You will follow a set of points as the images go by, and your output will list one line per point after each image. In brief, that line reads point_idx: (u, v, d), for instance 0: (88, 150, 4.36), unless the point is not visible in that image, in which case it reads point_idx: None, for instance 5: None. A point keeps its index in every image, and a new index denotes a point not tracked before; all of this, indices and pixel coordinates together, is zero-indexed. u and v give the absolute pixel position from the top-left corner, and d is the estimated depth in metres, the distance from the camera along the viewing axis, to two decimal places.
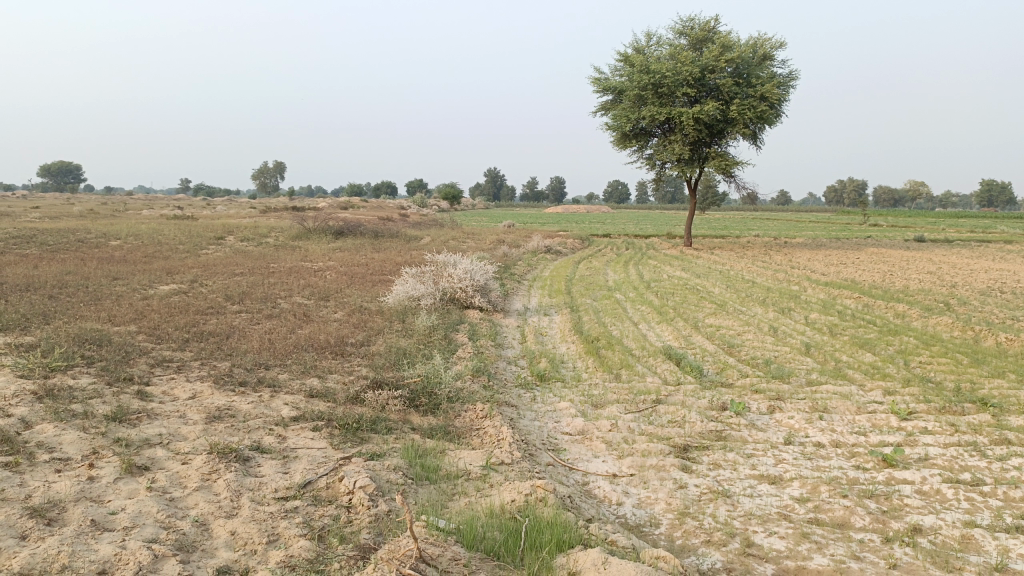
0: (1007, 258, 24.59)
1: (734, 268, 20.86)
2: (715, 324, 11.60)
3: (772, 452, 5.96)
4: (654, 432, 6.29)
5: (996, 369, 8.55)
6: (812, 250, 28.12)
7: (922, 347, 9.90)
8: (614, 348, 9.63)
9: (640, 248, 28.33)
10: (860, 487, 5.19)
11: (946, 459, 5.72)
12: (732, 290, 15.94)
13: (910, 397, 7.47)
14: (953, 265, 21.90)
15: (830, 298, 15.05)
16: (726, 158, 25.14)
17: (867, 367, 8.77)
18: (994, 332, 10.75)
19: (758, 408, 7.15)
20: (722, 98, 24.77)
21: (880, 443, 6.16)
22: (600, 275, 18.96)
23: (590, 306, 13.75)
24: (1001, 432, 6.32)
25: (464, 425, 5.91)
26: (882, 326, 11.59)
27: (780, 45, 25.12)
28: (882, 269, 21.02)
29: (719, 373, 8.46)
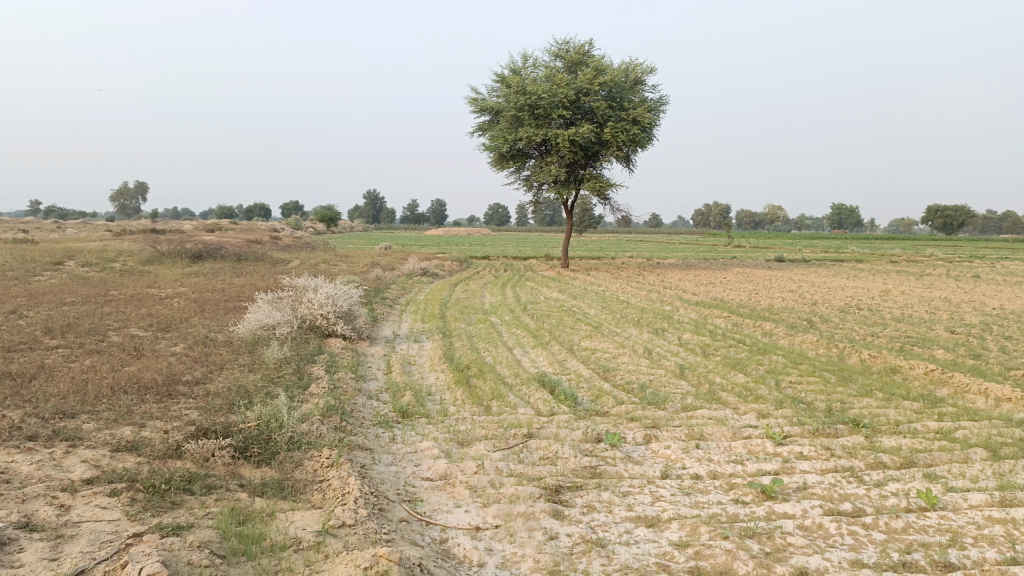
0: (860, 276, 26.16)
1: (609, 289, 20.92)
2: (591, 347, 11.25)
3: (649, 488, 5.53)
4: (524, 473, 5.71)
5: (862, 388, 8.60)
6: (683, 271, 28.88)
7: (790, 366, 9.93)
8: (485, 377, 9.04)
9: (517, 270, 28.08)
10: (740, 526, 4.80)
11: (824, 488, 5.49)
12: (607, 311, 15.81)
13: (784, 420, 7.30)
14: (812, 284, 22.97)
15: (701, 317, 15.19)
16: (600, 181, 25.39)
17: (740, 389, 8.62)
18: (856, 349, 11.01)
19: (633, 438, 6.75)
20: (596, 121, 25.08)
21: (758, 472, 5.88)
22: (476, 298, 18.43)
23: (464, 330, 13.14)
24: (876, 454, 6.20)
25: (304, 478, 5.11)
26: (751, 345, 11.65)
27: (650, 71, 25.84)
28: (748, 288, 21.69)
29: (594, 401, 8.02)
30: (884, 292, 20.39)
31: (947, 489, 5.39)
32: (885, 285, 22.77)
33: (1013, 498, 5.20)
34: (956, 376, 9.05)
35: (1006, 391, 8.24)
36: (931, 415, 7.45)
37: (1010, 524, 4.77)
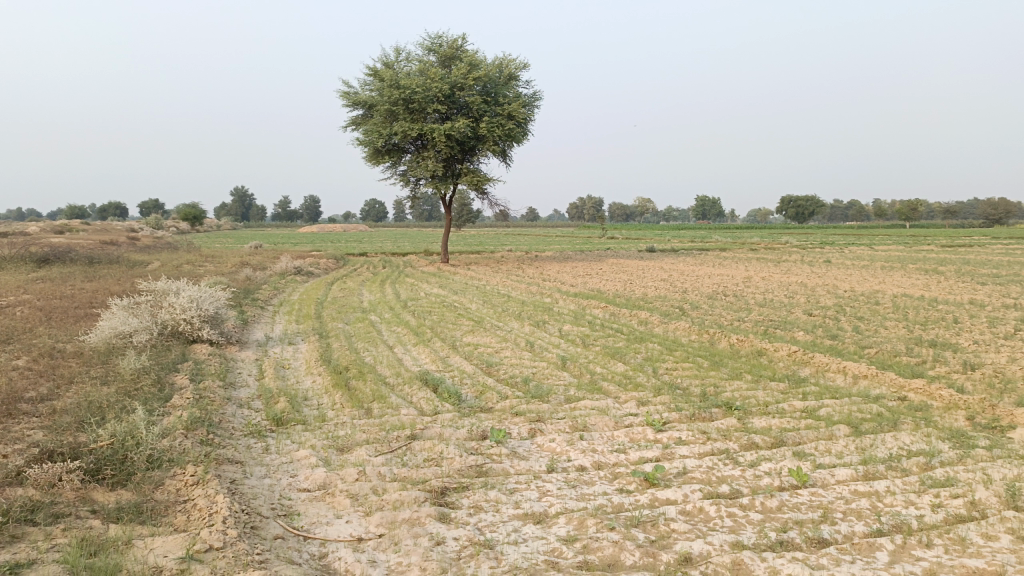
0: (725, 264, 27.58)
1: (490, 283, 20.94)
2: (473, 343, 11.15)
3: (536, 483, 5.49)
4: (408, 476, 5.51)
5: (733, 371, 8.99)
6: (560, 263, 29.41)
7: (666, 353, 10.24)
8: (365, 378, 8.74)
9: (396, 266, 27.59)
10: (626, 515, 4.84)
11: (703, 472, 5.66)
12: (489, 306, 15.79)
13: (662, 406, 7.49)
14: (681, 273, 23.98)
15: (580, 308, 15.46)
16: (478, 175, 25.36)
17: (620, 378, 8.79)
18: (725, 334, 11.52)
19: (518, 433, 6.70)
20: (471, 116, 25.02)
21: (640, 460, 5.98)
22: (354, 297, 17.91)
23: (342, 330, 12.70)
24: (748, 436, 6.47)
25: (167, 499, 4.69)
26: (629, 334, 11.94)
27: (523, 67, 26.10)
28: (623, 279, 22.34)
29: (478, 397, 7.91)
30: (748, 278, 21.58)
31: (815, 465, 5.70)
32: (748, 272, 24.11)
33: (874, 472, 5.56)
34: (816, 356, 9.65)
35: (860, 369, 8.86)
36: (796, 395, 7.88)
37: (873, 497, 5.09)
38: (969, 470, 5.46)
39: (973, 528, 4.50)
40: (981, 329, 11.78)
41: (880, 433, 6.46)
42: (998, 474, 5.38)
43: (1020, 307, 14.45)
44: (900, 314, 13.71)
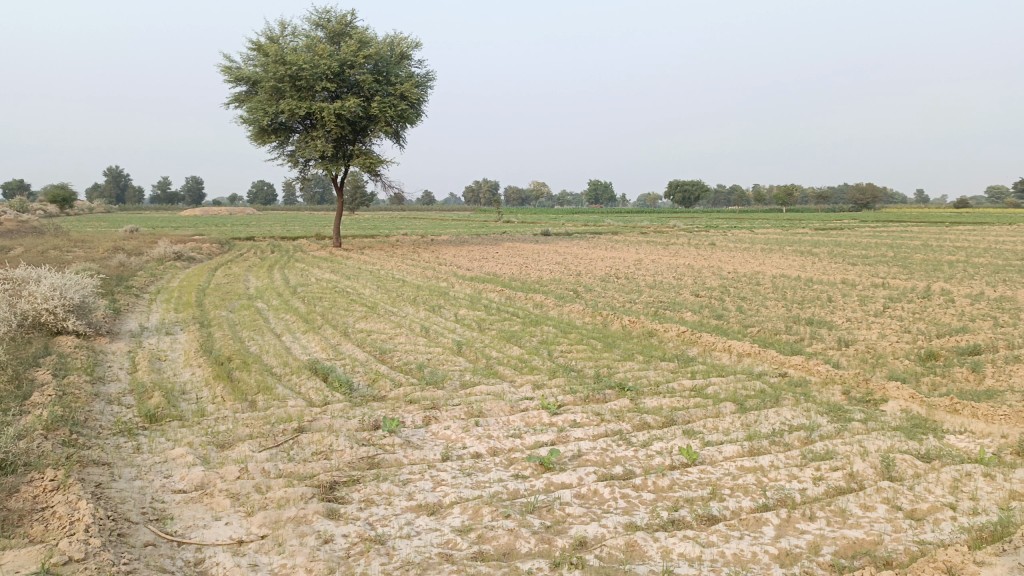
0: (617, 247, 28.21)
1: (384, 267, 20.51)
2: (366, 329, 10.83)
3: (430, 473, 5.34)
4: (294, 472, 5.24)
5: (626, 352, 9.15)
6: (456, 247, 29.22)
7: (561, 335, 10.30)
8: (249, 368, 8.30)
9: (285, 251, 26.58)
10: (521, 502, 4.77)
11: (597, 454, 5.69)
12: (382, 290, 15.43)
13: (557, 389, 7.50)
14: (575, 256, 24.32)
15: (476, 292, 15.36)
16: (370, 157, 24.72)
17: (516, 362, 8.74)
18: (618, 316, 11.72)
19: (412, 421, 6.52)
20: (362, 95, 24.34)
21: (535, 445, 5.94)
22: (240, 283, 17.08)
23: (225, 318, 12.05)
24: (641, 416, 6.57)
25: (20, 508, 4.23)
26: (524, 317, 11.94)
27: (415, 46, 25.63)
28: (518, 262, 22.43)
29: (370, 386, 7.68)
30: (638, 261, 22.15)
31: (704, 443, 5.84)
32: (638, 254, 24.77)
33: (759, 447, 5.77)
34: (704, 336, 9.97)
35: (744, 347, 9.21)
36: (685, 373, 8.10)
37: (759, 472, 5.27)
38: (846, 443, 5.74)
39: (851, 499, 4.71)
40: (851, 307, 12.55)
41: (763, 409, 6.71)
42: (872, 445, 5.68)
43: (884, 286, 15.52)
44: (779, 293, 14.42)
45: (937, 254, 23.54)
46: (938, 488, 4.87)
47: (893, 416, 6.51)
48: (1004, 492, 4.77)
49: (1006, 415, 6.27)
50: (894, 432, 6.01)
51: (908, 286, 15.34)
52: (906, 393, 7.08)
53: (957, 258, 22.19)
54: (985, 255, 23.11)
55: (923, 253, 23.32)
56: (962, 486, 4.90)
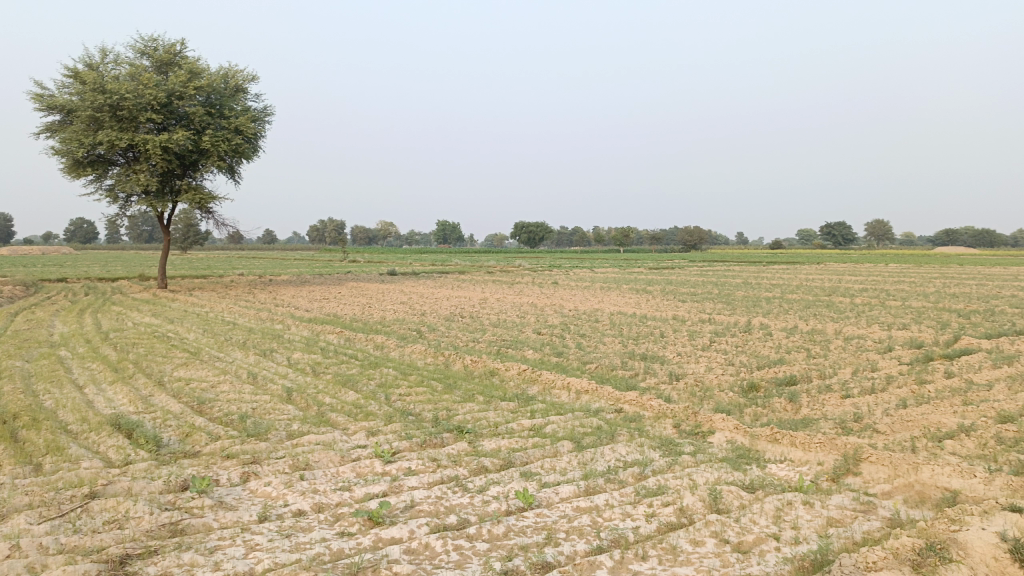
0: (463, 286, 28.26)
1: (215, 309, 19.17)
2: (185, 378, 9.89)
3: (245, 536, 4.81)
4: (79, 547, 4.52)
5: (466, 393, 8.94)
6: (296, 287, 28.00)
7: (399, 378, 9.92)
8: (39, 426, 7.25)
9: (103, 293, 24.24)
10: (344, 563, 4.38)
11: (431, 503, 5.41)
12: (210, 334, 14.32)
13: (393, 435, 7.15)
14: (421, 295, 24.05)
15: (313, 334, 14.64)
16: (201, 193, 23.22)
17: (350, 407, 8.28)
18: (460, 356, 11.53)
19: (227, 479, 5.91)
20: (192, 127, 22.94)
21: (365, 497, 5.56)
22: (42, 329, 15.24)
23: (18, 369, 10.59)
24: (479, 460, 6.37)
25: None
26: (362, 360, 11.43)
27: (251, 80, 24.64)
28: (361, 302, 21.80)
29: (183, 440, 6.93)
30: (484, 300, 22.24)
31: (541, 485, 5.73)
32: (484, 293, 24.91)
33: (595, 486, 5.72)
34: (544, 374, 9.97)
35: (582, 384, 9.28)
36: (525, 413, 8.00)
37: (593, 512, 5.20)
38: (677, 477, 5.82)
39: (682, 535, 4.73)
40: (682, 342, 13.13)
41: (599, 446, 6.71)
42: (701, 478, 5.81)
43: (711, 321, 16.47)
44: (617, 330, 14.86)
45: (756, 291, 25.53)
46: (763, 518, 5.01)
47: (721, 447, 6.73)
48: (821, 519, 4.99)
49: (820, 442, 6.67)
50: (721, 464, 6.19)
51: (732, 321, 16.36)
52: (732, 424, 7.37)
53: (772, 294, 24.16)
54: (796, 292, 25.33)
55: (744, 290, 25.18)
56: (784, 515, 5.08)
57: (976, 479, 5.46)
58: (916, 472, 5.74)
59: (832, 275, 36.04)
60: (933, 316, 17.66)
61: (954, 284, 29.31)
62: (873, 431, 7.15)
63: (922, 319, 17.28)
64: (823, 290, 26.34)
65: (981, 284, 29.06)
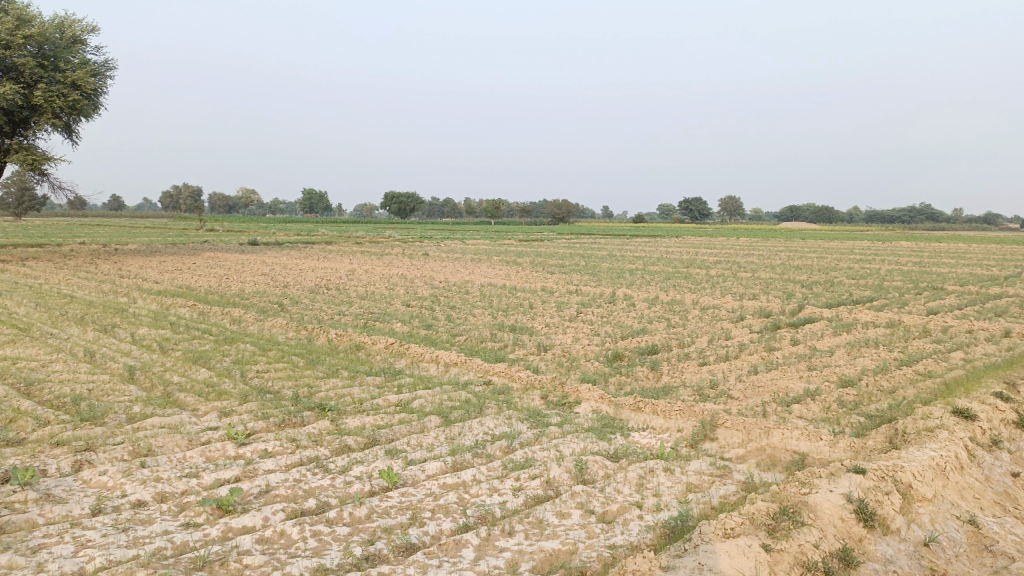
0: (330, 257, 27.33)
1: (49, 281, 17.41)
2: (9, 357, 8.85)
3: (73, 533, 4.32)
4: None
5: (329, 368, 8.57)
6: (145, 257, 25.98)
7: (258, 354, 9.36)
8: None
9: None
10: (188, 557, 4.01)
11: (288, 487, 5.10)
12: (41, 309, 12.95)
13: (248, 415, 6.70)
14: (284, 266, 23.01)
15: (163, 308, 13.58)
16: (33, 153, 20.91)
17: (202, 386, 7.71)
18: (324, 329, 11.07)
19: (56, 469, 5.29)
20: (22, 81, 20.54)
21: (215, 484, 5.16)
22: None
23: None
24: (342, 438, 6.09)
25: None
26: (218, 335, 10.71)
27: (92, 32, 22.37)
28: (219, 273, 20.56)
29: (3, 427, 6.16)
30: (351, 271, 21.58)
31: (407, 462, 5.54)
32: (351, 264, 24.21)
33: (462, 461, 5.60)
34: (411, 347, 9.74)
35: (451, 357, 9.15)
36: (391, 388, 7.76)
37: (460, 489, 5.08)
38: (544, 449, 5.81)
39: (548, 508, 4.70)
40: (551, 313, 13.26)
41: (467, 420, 6.60)
42: (568, 449, 5.83)
43: (579, 292, 16.78)
44: (486, 302, 14.81)
45: (620, 263, 26.32)
46: (627, 487, 5.09)
47: (587, 417, 6.80)
48: (682, 485, 5.14)
49: (680, 409, 6.88)
50: (587, 434, 6.24)
51: (598, 292, 16.74)
52: (597, 393, 7.48)
53: (636, 266, 24.99)
54: (657, 264, 26.32)
55: (610, 262, 25.87)
56: (647, 483, 5.19)
57: (821, 442, 5.82)
58: (768, 436, 6.04)
59: (691, 248, 37.86)
60: (780, 287, 18.88)
61: (796, 256, 31.57)
62: (729, 397, 7.49)
63: (771, 289, 18.42)
64: (682, 262, 27.61)
65: (819, 256, 31.51)
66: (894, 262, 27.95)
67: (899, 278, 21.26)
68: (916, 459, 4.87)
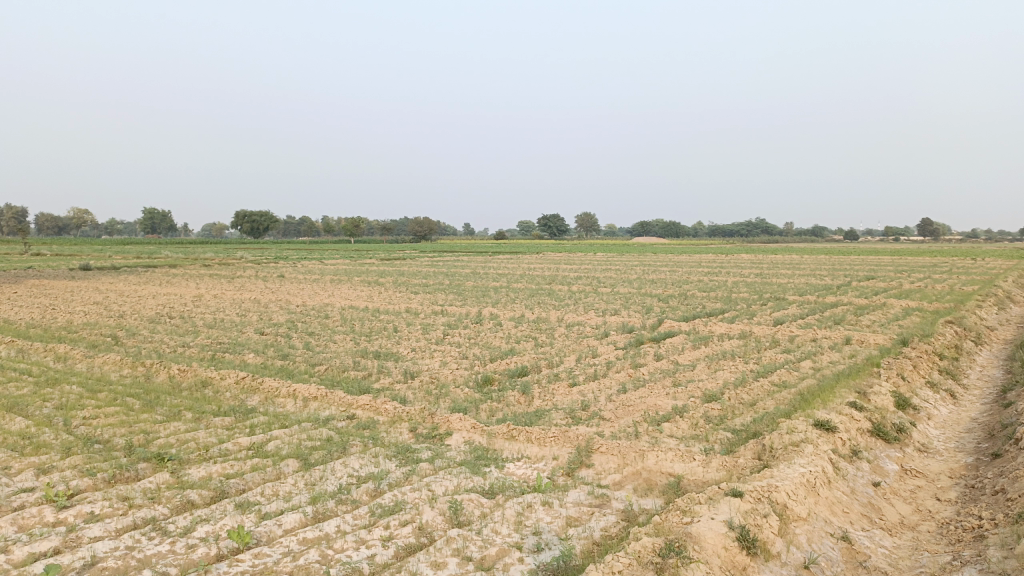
0: (173, 282, 25.37)
1: None
2: None
3: None
4: None
5: (171, 410, 7.69)
6: None
7: (85, 397, 8.25)
8: None
9: None
10: None
11: (119, 557, 4.38)
12: None
13: (71, 471, 5.81)
14: (120, 293, 21.04)
15: None
16: None
17: (14, 438, 6.65)
18: (166, 365, 10.02)
19: None
20: None
21: (26, 560, 4.34)
22: None
23: None
24: (184, 493, 5.39)
25: None
26: (37, 376, 9.41)
27: None
28: (42, 303, 18.42)
29: None
30: (197, 297, 20.06)
31: (261, 517, 4.95)
32: (198, 289, 22.57)
33: (324, 511, 5.08)
34: (265, 381, 8.97)
35: (310, 390, 8.51)
36: (243, 430, 7.03)
37: (323, 543, 4.57)
38: (415, 490, 5.40)
39: (422, 559, 4.30)
40: (416, 336, 12.81)
41: (329, 462, 6.06)
42: (441, 487, 5.46)
43: (444, 313, 16.41)
44: (348, 326, 14.11)
45: (483, 280, 26.23)
46: (504, 527, 4.78)
47: (458, 450, 6.44)
48: (561, 520, 4.90)
49: (554, 436, 6.68)
50: (459, 468, 5.89)
51: (463, 313, 16.45)
52: (468, 423, 7.15)
53: (499, 284, 24.96)
54: (520, 281, 26.46)
55: (473, 281, 25.72)
56: (525, 520, 4.90)
57: (695, 462, 5.80)
58: (642, 459, 5.95)
59: (552, 264, 38.52)
60: (639, 302, 19.44)
61: (649, 270, 32.90)
62: (601, 419, 7.40)
63: (630, 304, 18.92)
64: (544, 278, 27.99)
65: (670, 271, 33.02)
66: (738, 275, 29.74)
67: (745, 290, 22.57)
68: (788, 477, 4.91)
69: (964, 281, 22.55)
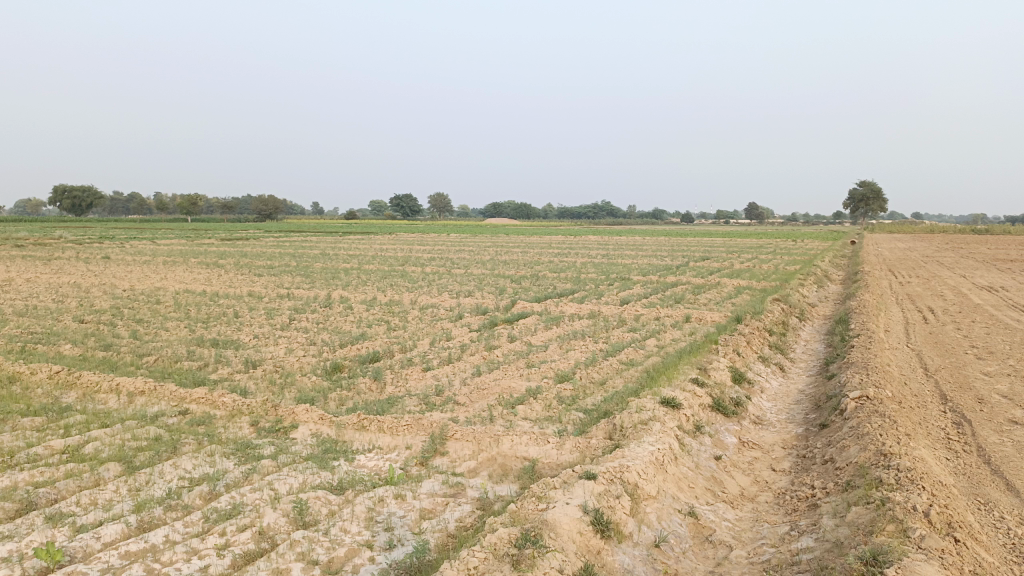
0: None
1: None
2: None
3: None
4: None
5: None
6: None
7: None
8: None
9: None
10: None
11: None
12: None
13: None
14: None
15: None
16: None
17: None
18: None
19: None
20: None
21: None
22: None
23: None
24: None
25: None
26: None
27: None
28: None
29: None
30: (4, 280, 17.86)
31: (75, 531, 4.37)
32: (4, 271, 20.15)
33: (151, 520, 4.57)
34: (84, 375, 8.05)
35: (137, 384, 7.73)
36: (55, 432, 6.24)
37: (148, 557, 4.10)
38: (255, 490, 4.99)
39: (263, 566, 3.95)
40: (258, 322, 12.07)
41: (157, 464, 5.49)
42: (285, 486, 5.08)
43: (290, 296, 15.63)
44: (182, 312, 13.06)
45: (333, 262, 25.35)
46: (354, 524, 4.52)
47: (305, 443, 6.06)
48: (415, 513, 4.70)
49: (407, 424, 6.45)
50: (306, 464, 5.53)
51: (311, 296, 15.73)
52: (315, 414, 6.76)
53: (349, 265, 24.23)
54: (372, 262, 25.79)
55: (322, 262, 24.80)
56: (377, 515, 4.67)
57: (549, 445, 5.79)
58: (497, 444, 5.86)
59: (405, 244, 37.98)
60: (491, 283, 19.51)
61: (502, 251, 33.17)
62: (455, 404, 7.25)
63: (484, 285, 18.90)
64: (396, 259, 27.52)
65: (522, 251, 33.44)
66: (586, 255, 30.70)
67: (593, 270, 23.26)
68: (638, 456, 4.98)
69: (787, 261, 24.57)
